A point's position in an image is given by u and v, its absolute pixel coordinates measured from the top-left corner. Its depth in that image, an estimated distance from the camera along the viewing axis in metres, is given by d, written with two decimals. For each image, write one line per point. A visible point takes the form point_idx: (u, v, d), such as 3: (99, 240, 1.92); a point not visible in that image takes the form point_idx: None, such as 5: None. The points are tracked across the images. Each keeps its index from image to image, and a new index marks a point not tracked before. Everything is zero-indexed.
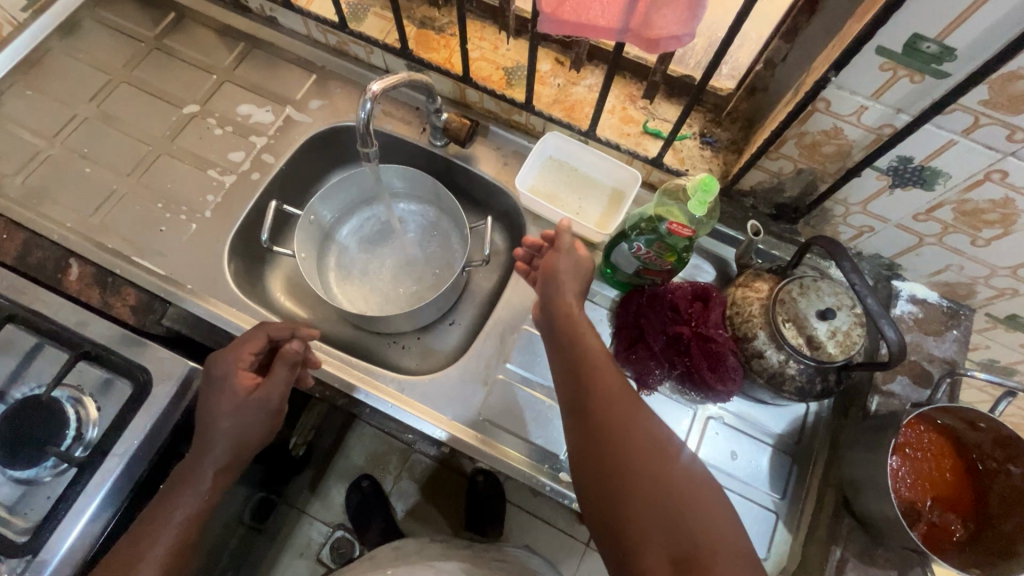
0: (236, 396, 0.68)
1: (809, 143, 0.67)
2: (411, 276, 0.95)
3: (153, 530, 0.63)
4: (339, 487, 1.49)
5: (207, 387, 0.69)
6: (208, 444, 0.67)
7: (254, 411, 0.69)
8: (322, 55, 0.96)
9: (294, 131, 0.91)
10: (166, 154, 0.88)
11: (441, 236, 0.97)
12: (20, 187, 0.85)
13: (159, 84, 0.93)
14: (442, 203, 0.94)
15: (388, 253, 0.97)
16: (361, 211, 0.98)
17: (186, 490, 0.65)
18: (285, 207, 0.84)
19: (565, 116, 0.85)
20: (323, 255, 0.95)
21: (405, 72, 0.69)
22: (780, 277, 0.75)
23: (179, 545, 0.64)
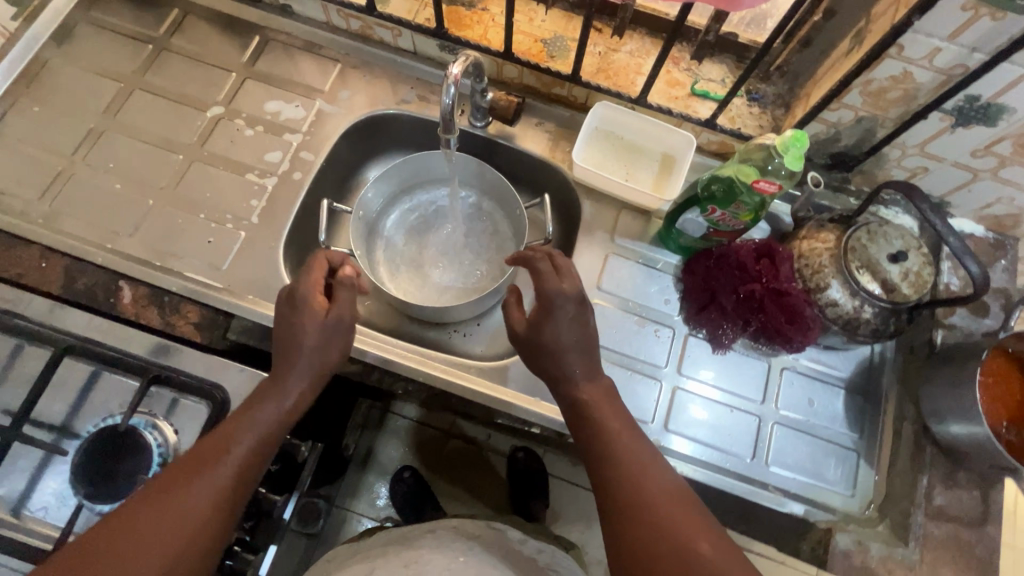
0: (313, 313, 0.66)
1: (874, 91, 0.67)
2: (462, 263, 0.93)
3: (237, 434, 0.59)
4: (382, 480, 1.48)
5: (286, 303, 0.67)
6: (292, 359, 0.65)
7: (332, 333, 0.67)
8: (344, 42, 0.91)
9: (327, 125, 0.87)
10: (199, 161, 0.84)
11: (489, 222, 0.95)
12: (48, 210, 0.80)
13: (175, 88, 0.88)
14: (490, 187, 0.92)
15: (436, 242, 0.95)
16: (402, 201, 0.95)
17: (273, 399, 0.62)
18: (336, 205, 0.82)
19: (612, 84, 0.84)
20: (372, 250, 0.92)
21: (467, 51, 0.66)
22: (843, 226, 0.76)
23: (257, 455, 0.59)
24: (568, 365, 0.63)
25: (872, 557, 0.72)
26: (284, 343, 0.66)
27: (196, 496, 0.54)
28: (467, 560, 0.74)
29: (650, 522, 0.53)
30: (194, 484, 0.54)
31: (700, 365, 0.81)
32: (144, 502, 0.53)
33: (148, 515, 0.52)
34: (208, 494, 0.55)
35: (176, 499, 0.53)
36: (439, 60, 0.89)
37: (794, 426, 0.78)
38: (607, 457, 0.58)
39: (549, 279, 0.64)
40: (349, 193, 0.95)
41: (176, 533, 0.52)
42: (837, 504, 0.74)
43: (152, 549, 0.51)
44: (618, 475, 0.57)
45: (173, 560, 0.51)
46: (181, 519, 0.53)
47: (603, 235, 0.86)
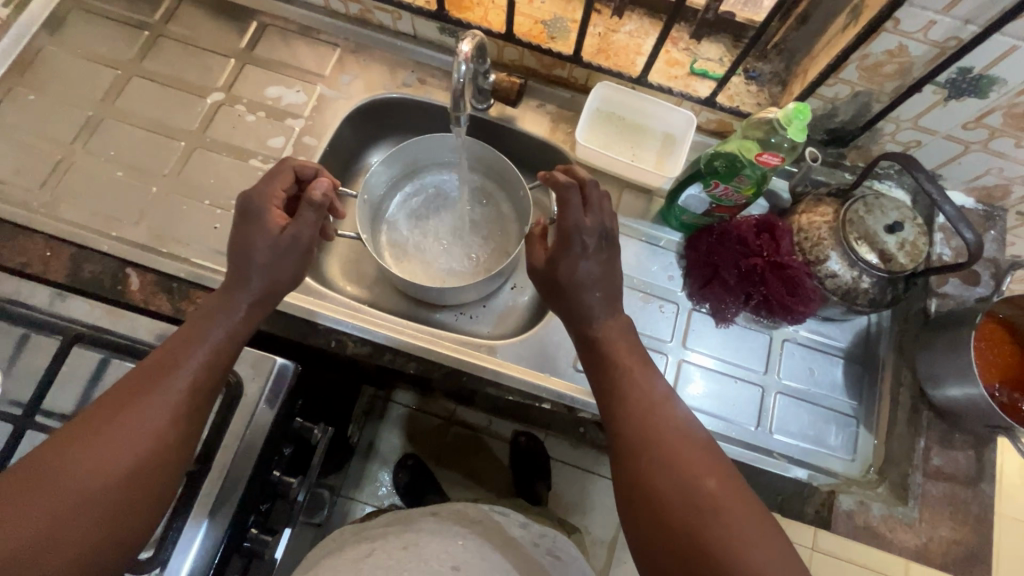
0: (269, 232, 0.64)
1: (871, 65, 0.69)
2: (466, 246, 0.94)
3: (184, 354, 0.58)
4: (386, 468, 1.49)
5: (242, 223, 0.65)
6: (242, 281, 0.63)
7: (288, 249, 0.65)
8: (343, 27, 0.91)
9: (329, 110, 0.87)
10: (201, 148, 0.83)
11: (492, 205, 0.96)
12: (49, 199, 0.79)
13: (173, 74, 0.87)
14: (493, 171, 0.93)
15: (439, 226, 0.96)
16: (405, 185, 0.95)
17: (223, 320, 0.61)
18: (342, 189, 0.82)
19: (612, 64, 0.85)
20: (376, 234, 0.93)
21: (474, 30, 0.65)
22: (840, 200, 0.79)
23: (207, 372, 0.58)
24: (586, 302, 0.67)
25: (875, 516, 0.73)
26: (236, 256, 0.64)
27: (143, 414, 0.53)
28: (467, 544, 0.73)
29: (659, 461, 0.55)
30: (141, 404, 0.53)
31: (704, 340, 0.83)
32: (89, 426, 0.51)
33: (93, 438, 0.51)
34: (159, 411, 0.54)
35: (122, 420, 0.52)
36: (439, 42, 0.89)
37: (796, 396, 0.81)
38: (623, 395, 0.61)
39: (574, 210, 0.66)
40: (352, 179, 0.95)
41: (123, 453, 0.51)
42: (839, 468, 0.77)
43: (99, 467, 0.50)
44: (631, 412, 0.59)
45: (124, 479, 0.50)
46: (128, 437, 0.52)
47: None
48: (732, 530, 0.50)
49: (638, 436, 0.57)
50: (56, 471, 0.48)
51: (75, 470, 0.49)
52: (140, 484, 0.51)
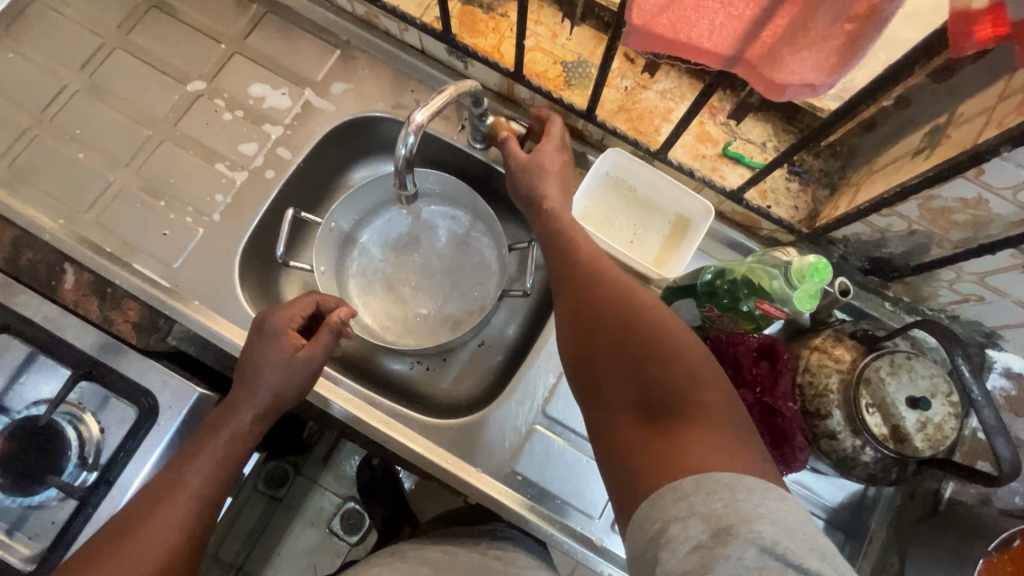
0: (281, 352, 0.66)
1: (937, 208, 0.55)
2: (438, 292, 0.85)
3: (184, 472, 0.60)
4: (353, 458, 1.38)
5: (256, 338, 0.68)
6: (247, 399, 0.64)
7: (298, 369, 0.66)
8: (346, 27, 0.81)
9: (312, 121, 0.79)
10: (169, 140, 0.77)
11: (476, 252, 0.86)
12: (6, 170, 0.75)
13: (159, 53, 0.80)
14: (485, 217, 0.83)
15: (413, 263, 0.87)
16: (384, 213, 0.87)
17: (225, 430, 0.63)
18: (303, 215, 0.75)
19: (631, 128, 0.73)
20: (344, 261, 0.85)
21: (451, 87, 0.61)
22: (863, 345, 0.65)
23: (205, 484, 0.61)
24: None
25: None
26: (245, 375, 0.66)
27: (147, 540, 0.57)
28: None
29: (613, 320, 0.55)
30: (144, 528, 0.57)
31: None
32: (97, 553, 0.56)
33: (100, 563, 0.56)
34: (161, 535, 0.57)
35: (125, 549, 0.56)
36: (448, 63, 0.79)
37: None
38: (581, 284, 0.60)
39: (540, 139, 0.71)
40: (331, 195, 0.88)
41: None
42: None
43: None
44: (588, 288, 0.59)
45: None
46: (133, 562, 0.56)
47: None
48: (683, 363, 0.50)
49: (596, 319, 0.56)
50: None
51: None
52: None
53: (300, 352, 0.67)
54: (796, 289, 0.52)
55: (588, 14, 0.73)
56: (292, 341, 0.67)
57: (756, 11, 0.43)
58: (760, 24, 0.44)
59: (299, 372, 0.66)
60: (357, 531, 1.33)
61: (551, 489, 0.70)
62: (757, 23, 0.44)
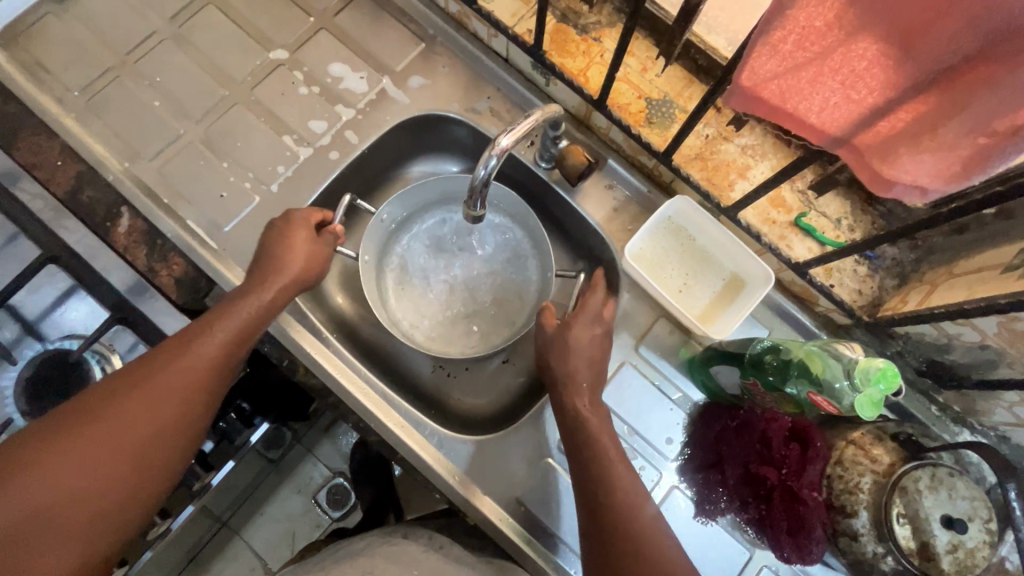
0: (297, 257, 0.65)
1: (1019, 331, 0.52)
2: (472, 302, 0.83)
3: (201, 334, 0.57)
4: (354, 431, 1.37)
5: (275, 238, 0.65)
6: (271, 271, 0.63)
7: (316, 252, 0.67)
8: (436, 22, 0.80)
9: (384, 110, 0.79)
10: (242, 104, 0.78)
11: (518, 270, 0.84)
12: (82, 105, 0.76)
13: (248, 15, 0.80)
14: (536, 238, 0.81)
15: (451, 267, 0.84)
16: (433, 211, 0.85)
17: (248, 302, 0.61)
18: (357, 203, 0.75)
19: (705, 178, 0.71)
20: (386, 252, 0.83)
21: (537, 110, 0.59)
22: (906, 451, 0.62)
23: (223, 352, 0.58)
24: (556, 375, 0.66)
25: None
26: (265, 257, 0.64)
27: (162, 386, 0.54)
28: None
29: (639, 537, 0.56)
30: (157, 378, 0.54)
31: (674, 525, 0.71)
32: (105, 394, 0.53)
33: (109, 406, 0.53)
34: (171, 394, 0.54)
35: (131, 397, 0.53)
36: (530, 76, 0.78)
37: None
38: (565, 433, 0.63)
39: None
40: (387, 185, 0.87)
41: (136, 428, 0.53)
42: None
43: (112, 443, 0.52)
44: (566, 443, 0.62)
45: (136, 451, 0.52)
46: (144, 412, 0.53)
47: (627, 338, 0.75)
48: None
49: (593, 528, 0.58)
50: (79, 433, 0.51)
51: (86, 438, 0.51)
52: (149, 459, 0.53)
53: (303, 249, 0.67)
54: (860, 399, 0.50)
55: (684, 56, 0.71)
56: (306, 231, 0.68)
57: (878, 100, 0.41)
58: (878, 114, 0.42)
59: (304, 270, 0.65)
60: (343, 507, 1.34)
61: (550, 524, 0.69)
62: (871, 114, 0.42)
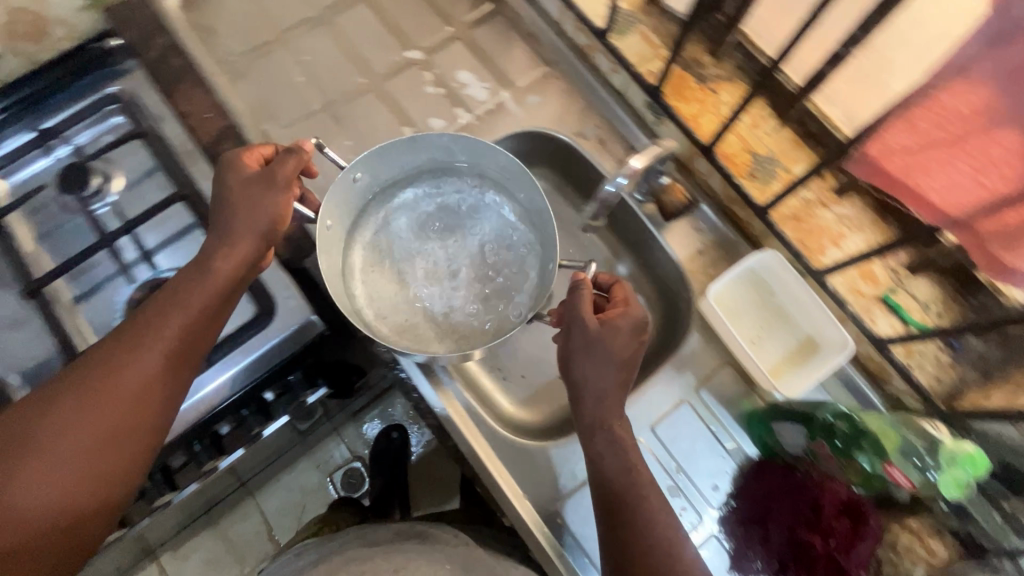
0: (253, 206, 0.62)
1: None
2: (437, 278, 0.77)
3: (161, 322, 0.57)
4: (382, 416, 1.41)
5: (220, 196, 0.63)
6: (220, 248, 0.61)
7: (258, 214, 0.62)
8: (560, 50, 0.86)
9: (499, 120, 0.84)
10: (374, 92, 0.85)
11: (514, 261, 0.79)
12: (236, 70, 0.85)
13: (393, 16, 0.88)
14: (543, 229, 0.77)
15: (437, 245, 0.79)
16: (420, 184, 0.82)
17: (203, 285, 0.59)
18: (326, 151, 0.69)
19: (797, 239, 0.72)
20: (360, 224, 0.79)
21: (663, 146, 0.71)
22: (965, 548, 0.63)
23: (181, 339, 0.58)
24: (588, 389, 0.63)
25: None
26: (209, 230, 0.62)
27: (125, 377, 0.55)
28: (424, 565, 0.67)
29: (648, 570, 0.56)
30: (118, 369, 0.55)
31: None
32: (59, 391, 0.54)
33: (73, 397, 0.54)
34: (132, 385, 0.55)
35: (95, 389, 0.54)
36: (641, 114, 0.82)
37: None
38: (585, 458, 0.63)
39: None
40: None
41: (102, 417, 0.54)
42: None
43: (81, 435, 0.53)
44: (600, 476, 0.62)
45: (105, 440, 0.54)
46: (107, 402, 0.54)
47: (690, 378, 0.75)
48: None
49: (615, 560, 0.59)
50: (47, 425, 0.53)
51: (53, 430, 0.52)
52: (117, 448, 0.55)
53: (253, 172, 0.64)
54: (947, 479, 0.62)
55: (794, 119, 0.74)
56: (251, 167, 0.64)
57: None
58: None
59: (258, 232, 0.62)
60: (354, 492, 1.35)
61: (584, 545, 0.69)
62: None
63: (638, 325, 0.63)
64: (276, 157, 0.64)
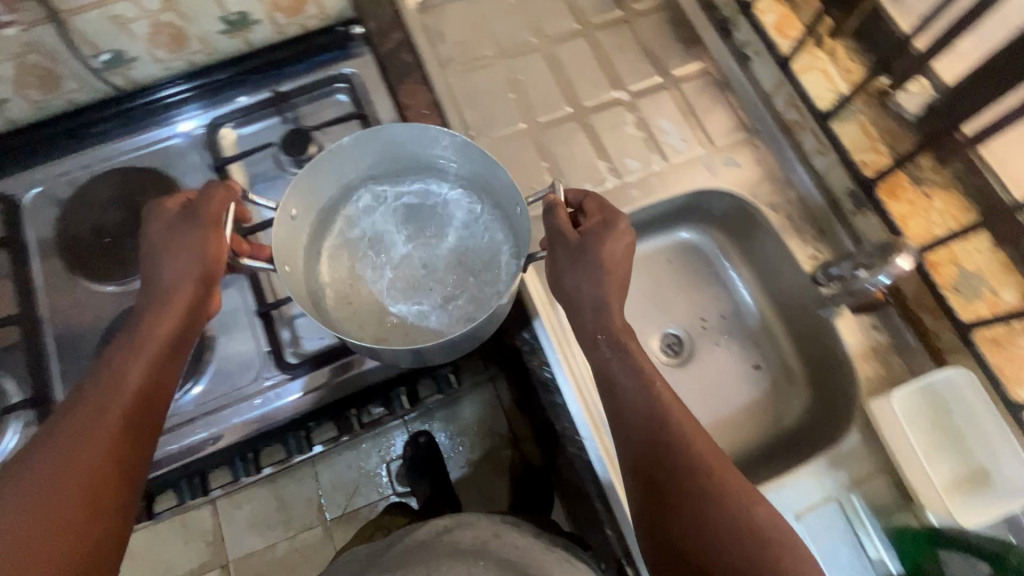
0: (193, 242, 0.63)
1: None
2: (416, 282, 0.75)
3: (121, 368, 0.57)
4: (425, 423, 1.38)
5: (161, 247, 0.63)
6: (166, 299, 0.62)
7: (195, 245, 0.63)
8: (765, 120, 0.87)
9: (691, 173, 0.86)
10: (577, 122, 0.88)
11: (487, 249, 0.76)
12: (456, 76, 0.91)
13: (609, 55, 0.92)
14: (520, 227, 0.73)
15: (410, 247, 0.77)
16: (381, 181, 0.80)
17: (155, 331, 0.60)
18: (251, 198, 0.64)
19: (993, 365, 0.71)
20: (326, 228, 0.77)
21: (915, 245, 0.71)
22: None
23: (144, 378, 0.58)
24: (585, 300, 0.67)
25: None
26: (148, 282, 0.64)
27: (95, 421, 0.54)
28: None
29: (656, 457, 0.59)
30: (81, 416, 0.53)
31: None
32: (21, 460, 0.51)
33: (43, 454, 0.51)
34: (102, 427, 0.53)
35: (61, 442, 0.52)
36: (840, 200, 0.82)
37: None
38: (605, 382, 0.65)
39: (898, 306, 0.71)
40: (648, 234, 0.94)
41: (78, 461, 0.51)
42: None
43: (59, 484, 0.50)
44: (627, 409, 0.62)
45: (90, 479, 0.51)
46: (81, 448, 0.52)
47: (844, 476, 0.72)
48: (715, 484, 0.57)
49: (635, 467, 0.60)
50: (8, 492, 0.49)
51: (24, 489, 0.49)
52: (106, 484, 0.52)
53: (175, 208, 0.66)
54: None
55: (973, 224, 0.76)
56: (174, 202, 0.66)
57: None
58: None
59: (204, 264, 0.63)
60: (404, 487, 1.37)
61: None
62: None
63: (618, 230, 0.67)
64: (196, 194, 0.65)
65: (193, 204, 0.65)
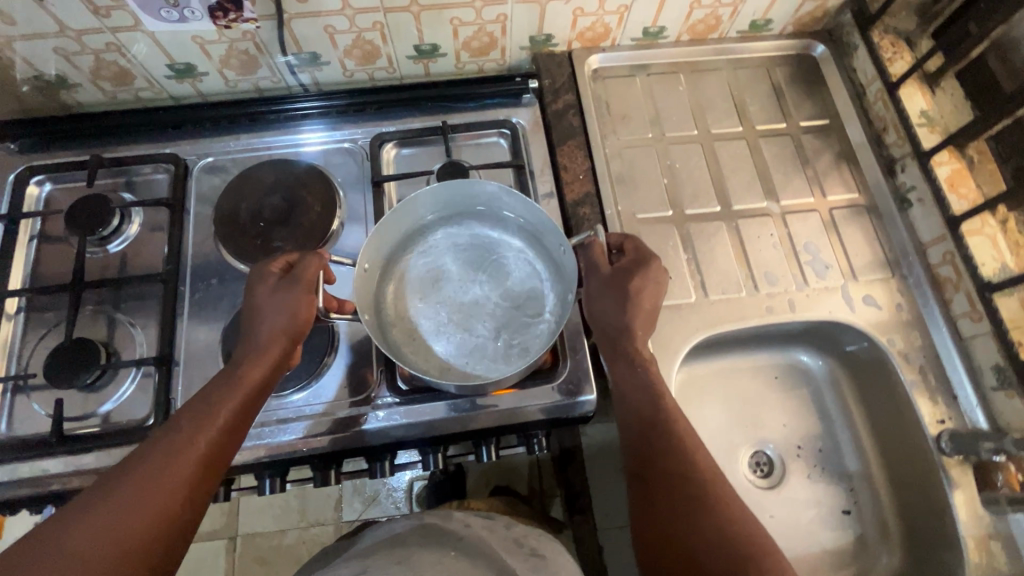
0: (289, 305, 0.65)
1: None
2: (473, 316, 0.73)
3: (204, 417, 0.58)
4: None
5: (258, 302, 0.66)
6: (257, 355, 0.63)
7: (294, 307, 0.65)
8: (915, 269, 0.86)
9: (828, 303, 0.85)
10: (724, 223, 0.89)
11: (538, 295, 0.74)
12: (615, 149, 0.93)
13: (767, 165, 0.93)
14: (563, 264, 0.73)
15: (470, 287, 0.75)
16: (457, 220, 0.79)
17: (243, 384, 0.61)
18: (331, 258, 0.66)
19: None
20: (397, 260, 0.76)
21: None
22: None
23: (220, 430, 0.58)
24: (609, 327, 0.72)
25: None
26: (243, 332, 0.65)
27: (169, 468, 0.54)
28: None
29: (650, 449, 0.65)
30: (155, 462, 0.54)
31: None
32: (90, 496, 0.51)
33: (112, 495, 0.51)
34: (174, 475, 0.54)
35: (130, 486, 0.52)
36: (980, 371, 0.79)
37: None
38: (617, 394, 0.71)
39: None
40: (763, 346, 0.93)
41: (145, 508, 0.51)
42: None
43: (118, 529, 0.50)
44: (631, 407, 0.69)
45: (150, 528, 0.51)
46: (148, 495, 0.52)
47: None
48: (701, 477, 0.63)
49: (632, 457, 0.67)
50: (69, 530, 0.49)
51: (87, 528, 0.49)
52: (164, 535, 0.52)
53: (276, 272, 0.68)
54: None
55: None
56: (273, 268, 0.68)
57: None
58: None
59: (294, 325, 0.65)
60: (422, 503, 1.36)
61: None
62: None
63: (653, 270, 0.73)
64: (297, 263, 0.68)
65: (294, 270, 0.67)
